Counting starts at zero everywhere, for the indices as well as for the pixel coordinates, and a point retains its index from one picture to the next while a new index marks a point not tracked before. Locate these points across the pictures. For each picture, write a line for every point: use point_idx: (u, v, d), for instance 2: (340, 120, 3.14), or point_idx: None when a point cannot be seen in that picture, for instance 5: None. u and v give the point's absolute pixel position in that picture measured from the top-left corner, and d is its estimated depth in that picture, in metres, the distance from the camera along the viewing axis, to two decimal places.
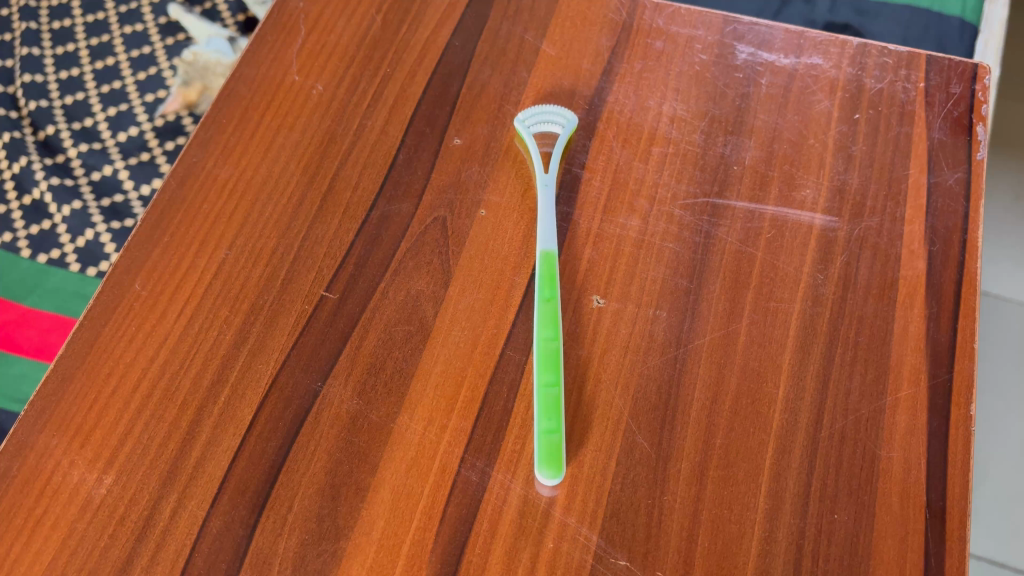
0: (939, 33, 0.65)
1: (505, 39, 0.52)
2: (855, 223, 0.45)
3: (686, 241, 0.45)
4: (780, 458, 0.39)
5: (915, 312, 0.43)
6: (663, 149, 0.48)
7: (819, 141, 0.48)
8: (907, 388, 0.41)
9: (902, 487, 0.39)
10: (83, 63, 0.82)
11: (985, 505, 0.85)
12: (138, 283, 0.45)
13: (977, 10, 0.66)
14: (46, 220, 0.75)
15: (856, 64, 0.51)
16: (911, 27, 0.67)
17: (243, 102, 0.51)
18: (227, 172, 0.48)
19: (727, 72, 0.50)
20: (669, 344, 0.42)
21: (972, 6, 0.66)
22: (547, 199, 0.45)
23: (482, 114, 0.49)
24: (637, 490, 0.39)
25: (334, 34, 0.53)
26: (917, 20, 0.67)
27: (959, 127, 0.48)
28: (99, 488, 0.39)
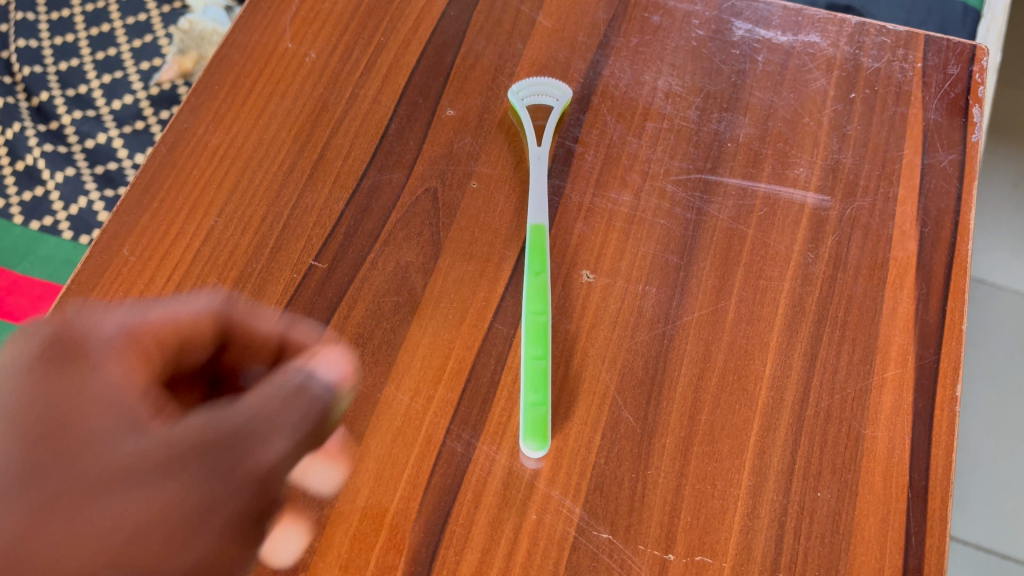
0: (942, 15, 0.65)
1: (502, 10, 0.52)
2: (848, 202, 0.45)
3: (678, 218, 0.45)
4: (765, 436, 0.40)
5: (904, 293, 0.43)
6: (657, 125, 0.47)
7: (814, 119, 0.48)
8: (893, 367, 0.41)
9: (886, 467, 0.39)
10: (78, 29, 0.82)
11: (971, 494, 0.86)
12: (127, 249, 0.44)
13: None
14: (39, 187, 0.75)
15: (854, 43, 0.50)
16: (914, 10, 0.66)
17: (235, 67, 0.50)
18: (218, 138, 0.47)
19: (724, 48, 0.50)
20: (658, 320, 0.42)
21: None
22: (539, 172, 0.46)
23: (476, 86, 0.49)
24: (621, 464, 0.39)
25: (329, 2, 0.52)
26: (921, 2, 0.66)
27: (955, 108, 0.48)
28: None
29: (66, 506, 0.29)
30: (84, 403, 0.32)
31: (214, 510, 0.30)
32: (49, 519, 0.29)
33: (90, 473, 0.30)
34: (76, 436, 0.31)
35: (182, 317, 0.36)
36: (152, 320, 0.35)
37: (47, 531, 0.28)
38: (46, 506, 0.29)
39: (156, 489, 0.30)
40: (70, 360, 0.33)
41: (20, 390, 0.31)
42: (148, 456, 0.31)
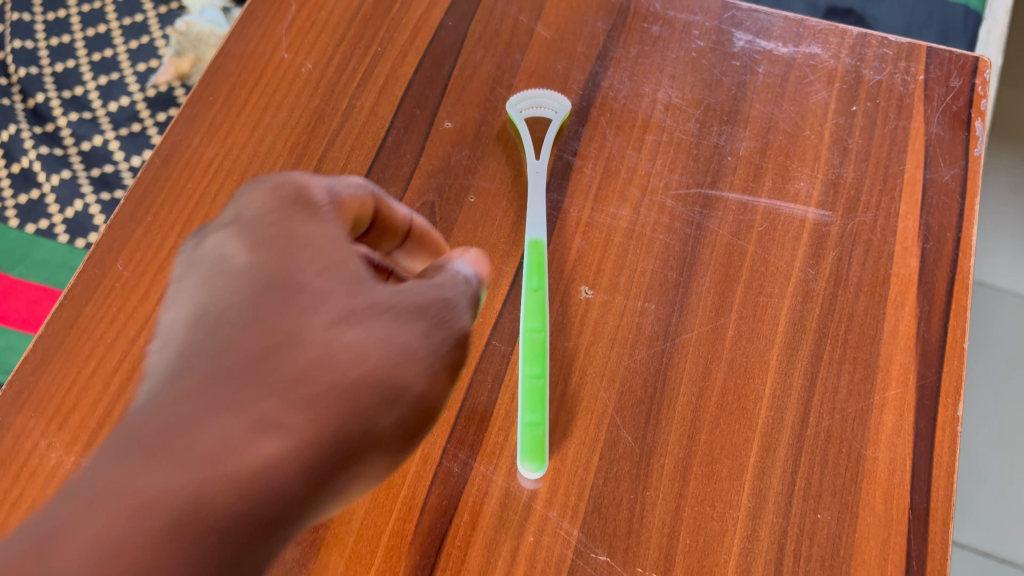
0: (943, 20, 0.64)
1: (500, 19, 0.51)
2: (850, 217, 0.45)
3: (678, 233, 0.44)
4: (765, 456, 0.39)
5: (906, 311, 0.43)
6: (657, 138, 0.47)
7: (815, 133, 0.47)
8: (894, 387, 0.41)
9: (887, 488, 0.39)
10: (74, 30, 0.81)
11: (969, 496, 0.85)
12: (120, 263, 0.44)
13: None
14: (34, 190, 0.75)
15: (855, 55, 0.49)
16: (915, 13, 0.66)
17: (230, 78, 0.49)
18: (213, 151, 0.47)
19: (724, 59, 0.49)
20: (657, 337, 0.42)
21: None
22: (537, 186, 0.45)
23: (473, 98, 0.48)
24: (620, 484, 0.38)
25: (325, 10, 0.51)
26: (922, 6, 0.66)
27: (957, 122, 0.47)
28: (77, 472, 0.39)
29: (294, 374, 0.24)
30: (283, 275, 0.26)
31: (403, 386, 0.26)
32: (263, 391, 0.23)
33: (294, 318, 0.25)
34: (281, 282, 0.26)
35: (345, 195, 0.30)
36: (334, 221, 0.29)
37: (293, 358, 0.24)
38: (267, 360, 0.24)
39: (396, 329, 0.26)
40: (263, 239, 0.28)
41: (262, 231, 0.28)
42: (383, 331, 0.26)
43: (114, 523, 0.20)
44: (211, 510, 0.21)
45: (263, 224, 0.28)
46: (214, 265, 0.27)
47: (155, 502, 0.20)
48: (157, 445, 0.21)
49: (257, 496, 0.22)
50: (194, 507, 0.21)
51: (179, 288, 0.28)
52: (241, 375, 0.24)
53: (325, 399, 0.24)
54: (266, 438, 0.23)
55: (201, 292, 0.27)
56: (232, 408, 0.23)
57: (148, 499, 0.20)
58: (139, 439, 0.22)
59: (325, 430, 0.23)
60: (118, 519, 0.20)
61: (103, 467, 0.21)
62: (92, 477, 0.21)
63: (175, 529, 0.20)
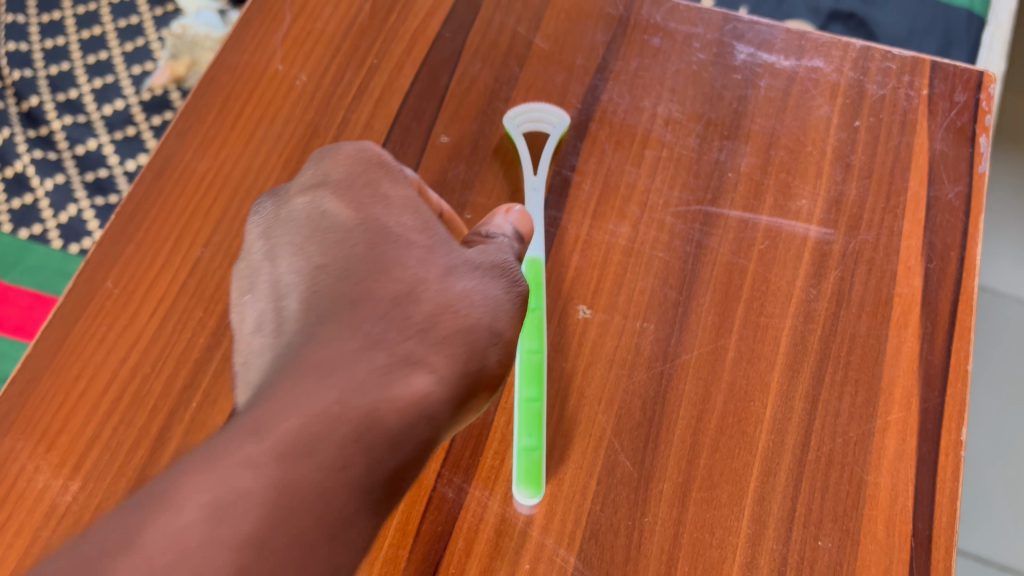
0: (946, 25, 0.64)
1: (498, 31, 0.50)
2: (852, 235, 0.44)
3: (677, 251, 0.44)
4: (765, 481, 0.39)
5: (909, 332, 0.42)
6: (656, 153, 0.46)
7: (817, 148, 0.46)
8: (897, 411, 0.40)
9: (889, 515, 0.38)
10: (69, 32, 0.80)
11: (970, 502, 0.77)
12: (111, 281, 0.43)
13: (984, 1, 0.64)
14: (28, 195, 0.74)
15: (858, 69, 0.48)
16: (918, 18, 0.65)
17: (223, 90, 0.49)
18: (205, 165, 0.46)
19: (725, 72, 0.48)
20: (656, 358, 0.41)
21: None
22: (535, 204, 0.44)
23: (471, 111, 0.47)
24: (617, 510, 0.38)
25: (321, 21, 0.50)
26: (925, 11, 0.65)
27: (962, 138, 0.46)
28: (65, 495, 0.39)
29: (427, 313, 0.31)
30: (398, 231, 0.34)
31: (504, 331, 0.32)
32: (401, 335, 0.29)
33: (416, 271, 0.32)
34: (400, 238, 0.33)
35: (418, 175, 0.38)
36: (406, 182, 0.37)
37: (418, 308, 0.31)
38: (401, 307, 0.30)
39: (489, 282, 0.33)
40: (368, 196, 0.36)
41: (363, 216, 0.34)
42: (482, 284, 0.33)
43: (312, 422, 0.25)
44: (379, 425, 0.27)
45: (364, 187, 0.36)
46: (329, 228, 0.34)
47: (341, 409, 0.26)
48: (329, 371, 0.27)
49: (411, 412, 0.28)
50: (370, 415, 0.27)
51: (309, 243, 0.34)
52: (388, 314, 0.30)
53: (455, 336, 0.30)
54: (411, 372, 0.29)
55: (330, 243, 0.34)
56: (382, 344, 0.29)
57: (335, 406, 0.26)
58: (318, 363, 0.28)
59: (456, 356, 0.30)
60: (312, 422, 0.25)
61: (295, 380, 0.27)
62: (289, 386, 0.27)
63: (356, 431, 0.26)
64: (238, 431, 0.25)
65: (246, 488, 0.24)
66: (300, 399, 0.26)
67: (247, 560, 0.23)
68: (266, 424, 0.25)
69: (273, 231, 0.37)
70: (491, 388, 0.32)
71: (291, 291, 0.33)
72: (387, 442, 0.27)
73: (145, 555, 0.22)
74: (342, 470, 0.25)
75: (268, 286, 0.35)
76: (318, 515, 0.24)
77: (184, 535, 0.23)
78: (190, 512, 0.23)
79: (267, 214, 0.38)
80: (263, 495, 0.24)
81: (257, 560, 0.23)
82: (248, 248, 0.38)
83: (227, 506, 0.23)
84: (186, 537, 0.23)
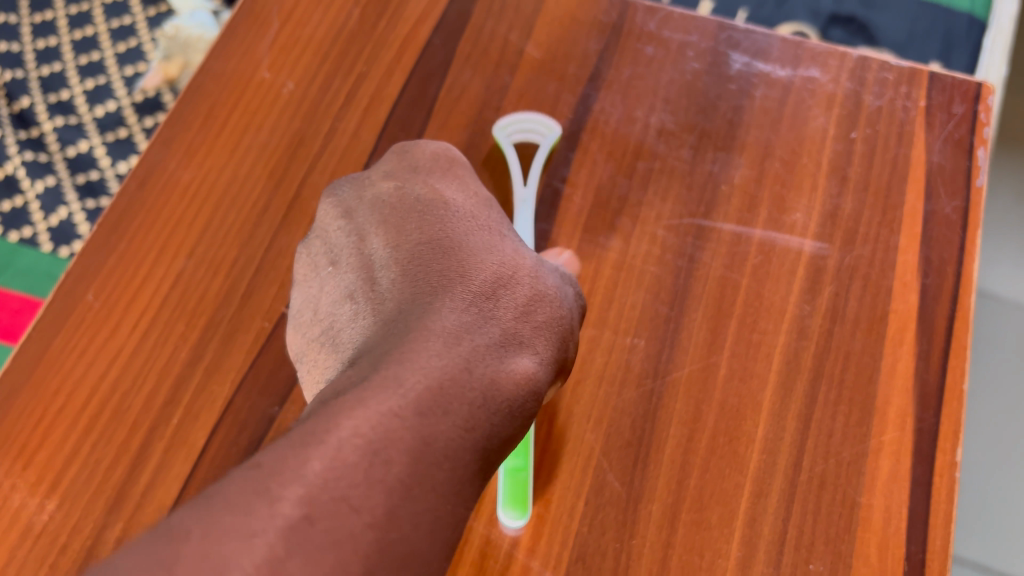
0: (946, 29, 0.61)
1: (489, 39, 0.49)
2: (847, 250, 0.43)
3: (669, 265, 0.43)
4: (756, 503, 0.38)
5: (904, 350, 0.41)
6: (649, 164, 0.45)
7: (812, 160, 0.45)
8: (891, 431, 0.39)
9: (881, 538, 0.38)
10: (61, 32, 0.79)
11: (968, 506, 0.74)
12: (92, 293, 0.43)
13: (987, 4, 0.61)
14: (18, 197, 0.73)
15: (855, 78, 0.47)
16: (918, 21, 0.62)
17: (209, 98, 0.48)
18: (189, 174, 0.45)
19: (720, 82, 0.47)
20: (646, 375, 0.40)
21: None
22: (524, 217, 0.44)
23: (460, 120, 0.47)
24: (605, 532, 0.37)
25: (309, 28, 0.50)
26: (925, 15, 0.62)
27: (960, 150, 0.45)
28: (41, 514, 0.38)
29: (527, 299, 0.31)
30: (490, 220, 0.34)
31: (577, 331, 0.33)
32: (507, 313, 0.29)
33: (513, 257, 0.32)
34: (493, 227, 0.34)
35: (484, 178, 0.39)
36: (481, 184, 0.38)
37: (520, 291, 0.31)
38: (504, 287, 0.30)
39: (564, 282, 0.34)
40: (457, 186, 0.36)
41: (455, 197, 0.35)
42: (562, 286, 0.34)
43: (452, 377, 0.25)
44: (501, 395, 0.26)
45: (452, 178, 0.36)
46: (423, 203, 0.34)
47: (468, 373, 0.26)
48: (458, 336, 0.27)
49: (522, 391, 0.27)
50: (492, 383, 0.26)
51: (402, 215, 0.34)
52: (496, 293, 0.30)
53: (549, 326, 0.31)
54: (517, 354, 0.29)
55: (429, 215, 0.33)
56: (493, 321, 0.29)
57: (468, 365, 0.26)
58: (445, 324, 0.27)
59: (550, 346, 0.30)
60: (451, 374, 0.25)
61: (427, 333, 0.26)
62: (423, 337, 0.26)
63: (484, 396, 0.26)
64: (378, 376, 0.24)
65: (404, 423, 0.23)
66: (439, 349, 0.26)
67: (397, 502, 0.22)
68: (404, 373, 0.24)
69: (353, 208, 0.36)
70: (563, 377, 0.33)
71: (387, 257, 0.32)
72: (504, 412, 0.26)
73: (306, 482, 0.21)
74: (469, 431, 0.25)
75: (354, 260, 0.33)
76: (448, 468, 0.23)
77: (342, 461, 0.21)
78: (349, 436, 0.22)
79: (344, 194, 0.37)
80: (411, 442, 0.23)
81: (403, 503, 0.22)
82: (321, 224, 0.37)
83: (383, 440, 0.22)
84: (344, 466, 0.21)
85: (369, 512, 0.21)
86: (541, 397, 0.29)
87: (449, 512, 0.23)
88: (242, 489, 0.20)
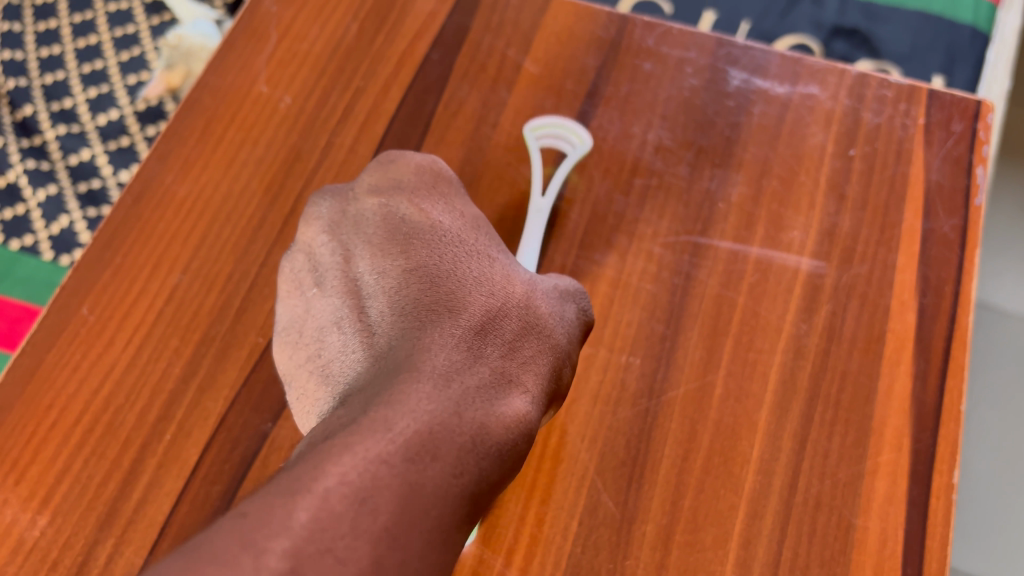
0: (949, 41, 0.60)
1: (487, 54, 0.49)
2: (845, 269, 0.43)
3: (665, 283, 0.43)
4: (750, 523, 0.38)
5: (901, 369, 0.41)
6: (645, 182, 0.45)
7: (810, 178, 0.45)
8: (888, 453, 0.39)
9: (876, 560, 0.37)
10: (65, 41, 0.79)
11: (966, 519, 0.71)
12: (86, 308, 0.42)
13: (990, 18, 0.60)
14: (20, 206, 0.73)
15: (854, 96, 0.47)
16: (921, 33, 0.61)
17: (206, 112, 0.48)
18: (185, 189, 0.45)
19: (717, 99, 0.47)
20: (641, 395, 0.40)
21: (983, 15, 0.60)
22: (535, 224, 0.44)
23: (457, 136, 0.47)
24: (598, 553, 0.37)
25: (306, 42, 0.50)
26: (927, 27, 0.61)
27: (958, 169, 0.45)
28: (33, 529, 0.38)
29: (515, 334, 0.30)
30: (478, 249, 0.34)
31: (567, 357, 0.33)
32: (497, 353, 0.29)
33: (500, 286, 0.32)
34: (480, 253, 0.34)
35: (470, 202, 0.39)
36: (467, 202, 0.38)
37: (509, 326, 0.31)
38: (494, 324, 0.30)
39: (552, 306, 0.34)
40: (444, 215, 0.35)
41: (442, 223, 0.35)
42: (551, 308, 0.34)
43: (444, 417, 0.24)
44: (494, 437, 0.26)
45: (437, 204, 0.36)
46: (409, 229, 0.34)
47: (459, 418, 0.25)
48: (449, 374, 0.26)
49: (512, 433, 0.27)
50: (483, 427, 0.26)
51: (390, 245, 0.33)
52: (484, 331, 0.29)
53: (537, 358, 0.31)
54: (507, 394, 0.28)
55: (415, 243, 0.33)
56: (483, 361, 0.28)
57: (458, 409, 0.25)
58: (434, 364, 0.26)
59: (538, 383, 0.30)
60: (441, 419, 0.24)
61: (417, 375, 0.25)
62: (413, 376, 0.25)
63: (476, 437, 0.25)
64: (367, 422, 0.23)
65: (395, 468, 0.22)
66: (428, 391, 0.25)
67: (386, 552, 0.20)
68: (394, 418, 0.23)
69: (338, 225, 0.36)
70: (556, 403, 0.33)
71: (375, 288, 0.32)
72: (497, 453, 0.26)
73: (293, 535, 0.19)
74: (457, 477, 0.23)
75: (340, 282, 0.34)
76: (437, 514, 0.22)
77: (332, 506, 0.20)
78: (336, 483, 0.21)
79: (329, 212, 0.37)
80: (400, 483, 0.22)
81: (390, 551, 0.20)
82: (310, 252, 0.37)
83: (371, 488, 0.21)
84: (332, 515, 0.20)
85: (356, 564, 0.20)
86: (533, 435, 0.28)
87: (440, 558, 0.22)
88: (227, 537, 0.19)
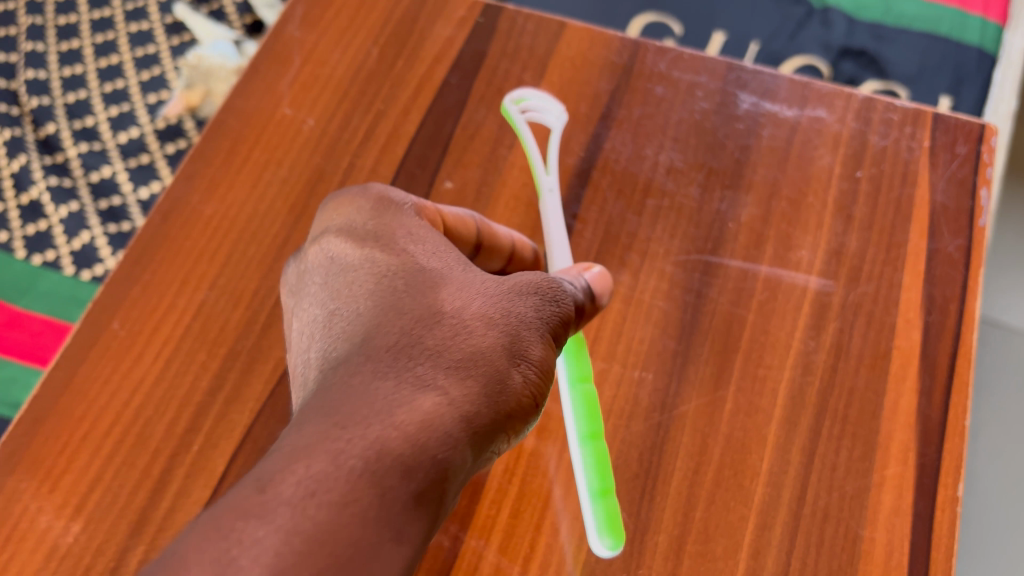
0: (956, 63, 0.62)
1: (503, 78, 0.50)
2: (852, 287, 0.44)
3: (677, 300, 0.44)
4: (760, 534, 0.39)
5: (907, 385, 0.42)
6: (658, 202, 0.46)
7: (818, 199, 0.46)
8: (894, 466, 0.40)
9: (884, 570, 0.38)
10: (86, 60, 0.82)
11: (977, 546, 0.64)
12: (116, 323, 0.44)
13: (996, 40, 0.62)
14: (42, 221, 0.74)
15: (860, 119, 0.48)
16: (929, 55, 0.62)
17: (232, 134, 0.49)
18: (212, 208, 0.47)
19: (728, 122, 0.49)
20: (654, 409, 0.41)
21: (990, 36, 0.62)
22: (553, 202, 0.45)
23: (474, 157, 0.48)
24: (613, 563, 0.38)
25: (328, 66, 0.51)
26: (935, 48, 0.63)
27: (962, 191, 0.46)
28: (66, 536, 0.39)
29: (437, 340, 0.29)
30: (402, 265, 0.33)
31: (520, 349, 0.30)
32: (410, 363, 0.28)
33: (420, 301, 0.30)
34: (405, 270, 0.32)
35: (431, 205, 0.38)
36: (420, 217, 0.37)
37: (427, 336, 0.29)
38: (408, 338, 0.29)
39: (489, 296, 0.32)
40: (373, 238, 0.34)
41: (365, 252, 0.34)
42: (497, 303, 0.32)
43: (318, 460, 0.23)
44: (392, 451, 0.24)
45: (371, 232, 0.35)
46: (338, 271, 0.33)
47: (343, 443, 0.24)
48: (335, 408, 0.25)
49: (422, 439, 0.25)
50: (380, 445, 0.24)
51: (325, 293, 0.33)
52: (396, 348, 0.28)
53: (469, 358, 0.29)
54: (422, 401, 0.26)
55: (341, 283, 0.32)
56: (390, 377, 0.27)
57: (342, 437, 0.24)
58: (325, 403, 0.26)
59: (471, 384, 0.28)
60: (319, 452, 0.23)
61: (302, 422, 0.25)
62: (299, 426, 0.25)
63: (369, 460, 0.24)
64: (243, 484, 0.23)
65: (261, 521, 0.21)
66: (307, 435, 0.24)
67: None
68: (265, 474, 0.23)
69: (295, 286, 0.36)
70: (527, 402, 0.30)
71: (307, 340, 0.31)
72: (401, 464, 0.24)
73: None
74: (347, 504, 0.22)
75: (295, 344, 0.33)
76: (326, 555, 0.21)
77: None
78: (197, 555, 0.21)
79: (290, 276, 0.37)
80: (273, 539, 0.21)
81: None
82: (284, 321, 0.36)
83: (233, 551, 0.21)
84: None
85: None
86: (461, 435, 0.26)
87: None
88: None
